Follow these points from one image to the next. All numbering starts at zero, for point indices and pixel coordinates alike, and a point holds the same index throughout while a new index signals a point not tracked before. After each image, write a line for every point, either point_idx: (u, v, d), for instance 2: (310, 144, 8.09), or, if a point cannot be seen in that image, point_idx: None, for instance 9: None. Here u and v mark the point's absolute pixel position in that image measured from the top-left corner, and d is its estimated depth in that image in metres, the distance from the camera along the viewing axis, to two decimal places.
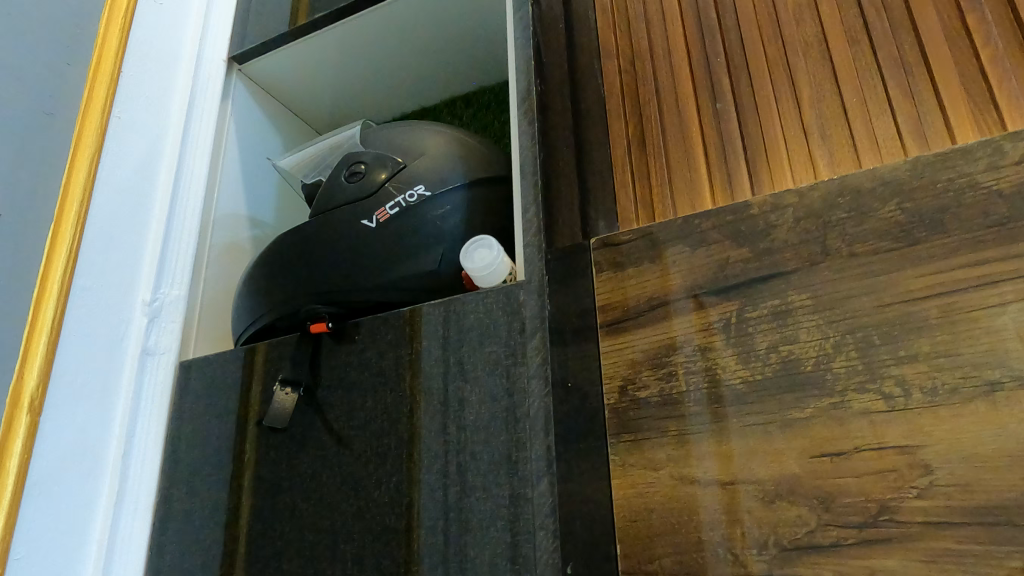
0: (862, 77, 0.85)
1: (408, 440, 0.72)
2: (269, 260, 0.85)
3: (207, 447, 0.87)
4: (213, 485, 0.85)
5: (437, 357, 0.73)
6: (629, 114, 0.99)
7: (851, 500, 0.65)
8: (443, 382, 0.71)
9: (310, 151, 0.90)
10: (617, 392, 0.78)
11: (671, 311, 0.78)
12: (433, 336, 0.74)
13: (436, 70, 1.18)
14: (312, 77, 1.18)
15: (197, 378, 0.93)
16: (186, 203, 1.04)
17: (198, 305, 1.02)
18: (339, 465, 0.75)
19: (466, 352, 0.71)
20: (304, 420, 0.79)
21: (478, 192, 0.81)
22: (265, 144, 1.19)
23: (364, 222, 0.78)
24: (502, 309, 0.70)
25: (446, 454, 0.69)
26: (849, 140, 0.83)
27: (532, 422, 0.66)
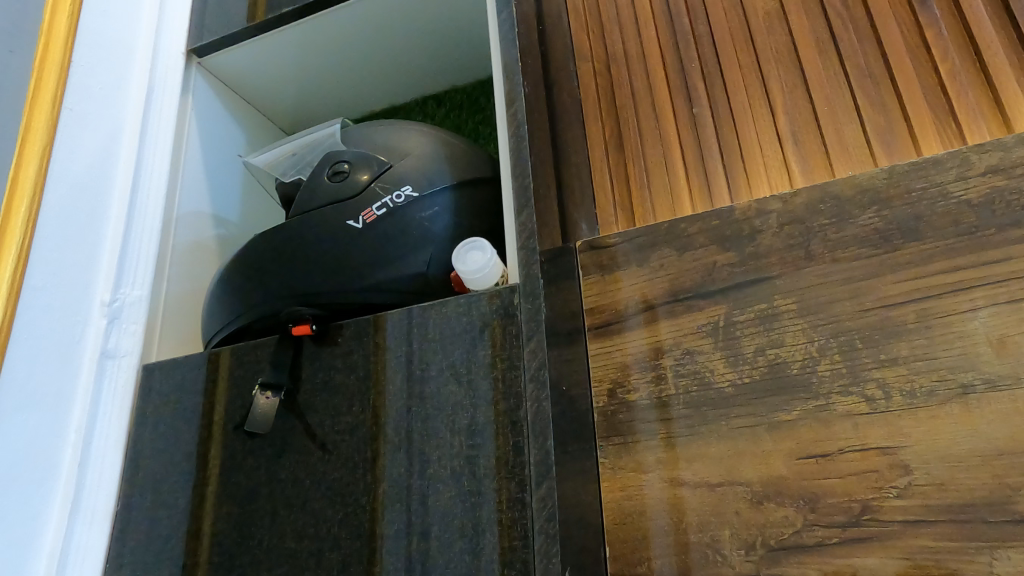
0: (832, 87, 0.87)
1: (395, 445, 0.70)
2: (246, 258, 0.82)
3: (175, 452, 0.83)
4: (182, 493, 0.81)
5: (401, 363, 0.73)
6: (606, 116, 1.00)
7: (835, 501, 0.66)
8: (407, 387, 0.71)
9: (287, 148, 0.87)
10: (606, 394, 0.79)
11: (653, 315, 0.79)
12: (396, 342, 0.74)
13: (405, 68, 1.16)
14: (275, 74, 1.14)
15: (162, 380, 0.88)
16: (147, 200, 0.98)
17: (161, 306, 0.96)
18: (322, 471, 0.73)
19: (432, 357, 0.71)
20: (285, 425, 0.76)
21: (466, 193, 0.80)
22: (230, 140, 1.14)
23: (350, 222, 0.76)
24: (497, 313, 0.70)
25: (410, 459, 0.69)
26: (821, 149, 0.86)
27: (530, 427, 0.65)
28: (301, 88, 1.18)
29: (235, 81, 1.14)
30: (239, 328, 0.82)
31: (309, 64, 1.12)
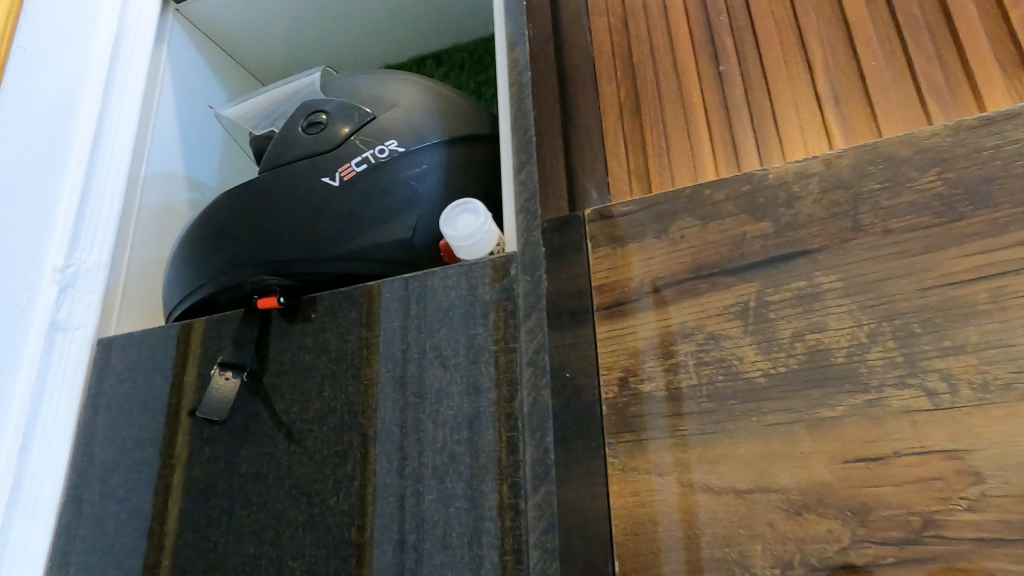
0: (879, 42, 0.76)
1: (369, 438, 0.60)
2: (210, 221, 0.72)
3: (127, 440, 0.73)
4: (134, 487, 0.71)
5: (397, 344, 0.62)
6: (621, 76, 0.89)
7: (889, 515, 0.55)
8: (406, 370, 0.61)
9: (262, 99, 0.76)
10: (616, 384, 0.69)
11: (663, 299, 0.69)
12: (391, 319, 0.63)
13: (399, 24, 1.05)
14: (258, 25, 1.03)
15: (118, 357, 0.78)
16: (111, 156, 0.87)
17: (123, 273, 0.86)
18: (287, 466, 0.63)
19: (429, 338, 0.61)
20: (248, 412, 0.67)
21: (459, 151, 0.70)
22: (209, 91, 1.03)
23: (326, 179, 0.66)
24: (490, 286, 0.60)
25: (405, 454, 0.58)
26: (865, 108, 0.75)
27: (526, 420, 0.54)
28: (283, 44, 1.08)
29: (214, 33, 1.04)
30: (201, 300, 0.72)
31: (291, 17, 1.02)
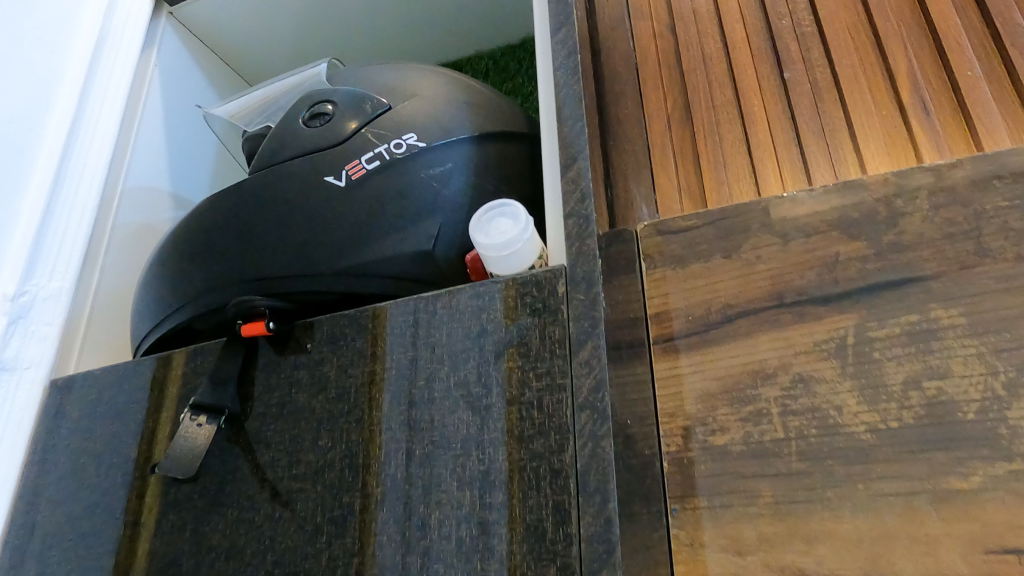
0: (974, 52, 0.62)
1: (370, 500, 0.46)
2: (183, 232, 0.58)
3: (74, 504, 0.56)
4: (76, 567, 0.54)
5: (408, 379, 0.49)
6: (666, 83, 0.73)
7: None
8: (416, 413, 0.47)
9: (280, 85, 0.64)
10: (680, 436, 0.52)
11: (700, 341, 0.54)
12: (402, 347, 0.50)
13: (407, 34, 0.92)
14: (253, 29, 0.90)
15: (69, 398, 0.61)
16: (83, 166, 0.73)
17: (88, 305, 0.70)
18: (269, 536, 0.48)
19: (444, 371, 0.48)
20: (224, 466, 0.52)
21: (490, 149, 0.58)
22: (200, 94, 0.89)
23: (329, 179, 0.55)
24: (515, 314, 0.47)
25: (409, 519, 0.45)
26: (961, 121, 0.59)
27: (579, 480, 0.41)
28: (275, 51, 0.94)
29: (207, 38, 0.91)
30: (173, 330, 0.58)
31: (284, 23, 0.89)
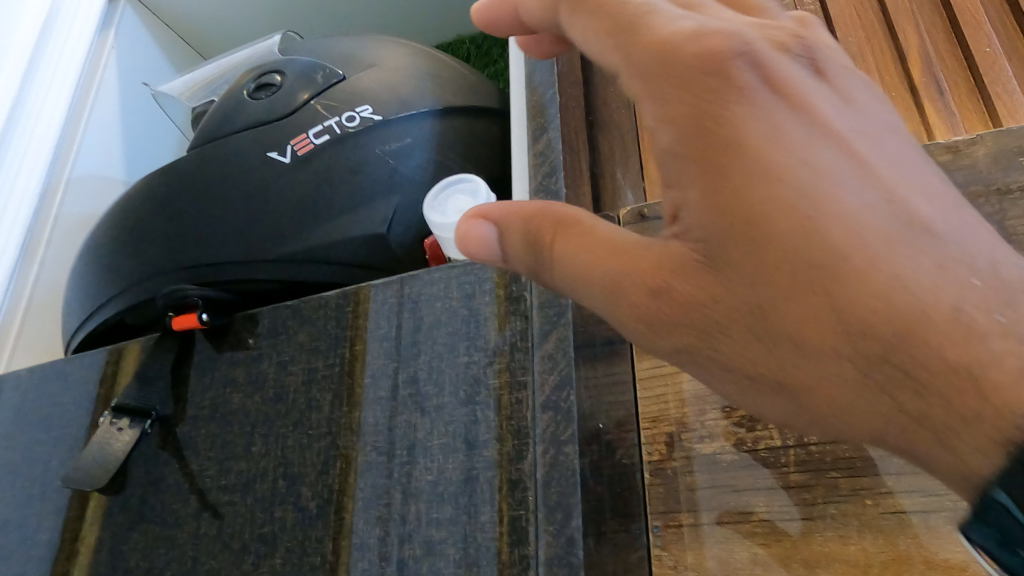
0: (993, 27, 0.53)
1: (345, 514, 0.39)
2: (115, 215, 0.53)
3: None
4: None
5: (384, 375, 0.42)
6: None
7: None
8: (386, 417, 0.41)
9: (235, 61, 0.60)
10: (663, 443, 0.42)
11: None
12: (373, 337, 0.44)
13: (382, 17, 0.86)
14: (218, 9, 0.85)
15: None
16: (24, 154, 0.67)
17: (24, 300, 0.65)
18: (191, 555, 0.42)
19: (422, 365, 0.41)
20: (147, 476, 0.46)
21: (455, 126, 0.53)
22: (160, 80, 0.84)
23: (273, 155, 0.49)
24: (507, 317, 0.40)
25: (390, 541, 0.37)
26: (979, 103, 0.50)
27: (541, 491, 0.35)
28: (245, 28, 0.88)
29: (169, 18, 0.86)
30: (105, 324, 0.52)
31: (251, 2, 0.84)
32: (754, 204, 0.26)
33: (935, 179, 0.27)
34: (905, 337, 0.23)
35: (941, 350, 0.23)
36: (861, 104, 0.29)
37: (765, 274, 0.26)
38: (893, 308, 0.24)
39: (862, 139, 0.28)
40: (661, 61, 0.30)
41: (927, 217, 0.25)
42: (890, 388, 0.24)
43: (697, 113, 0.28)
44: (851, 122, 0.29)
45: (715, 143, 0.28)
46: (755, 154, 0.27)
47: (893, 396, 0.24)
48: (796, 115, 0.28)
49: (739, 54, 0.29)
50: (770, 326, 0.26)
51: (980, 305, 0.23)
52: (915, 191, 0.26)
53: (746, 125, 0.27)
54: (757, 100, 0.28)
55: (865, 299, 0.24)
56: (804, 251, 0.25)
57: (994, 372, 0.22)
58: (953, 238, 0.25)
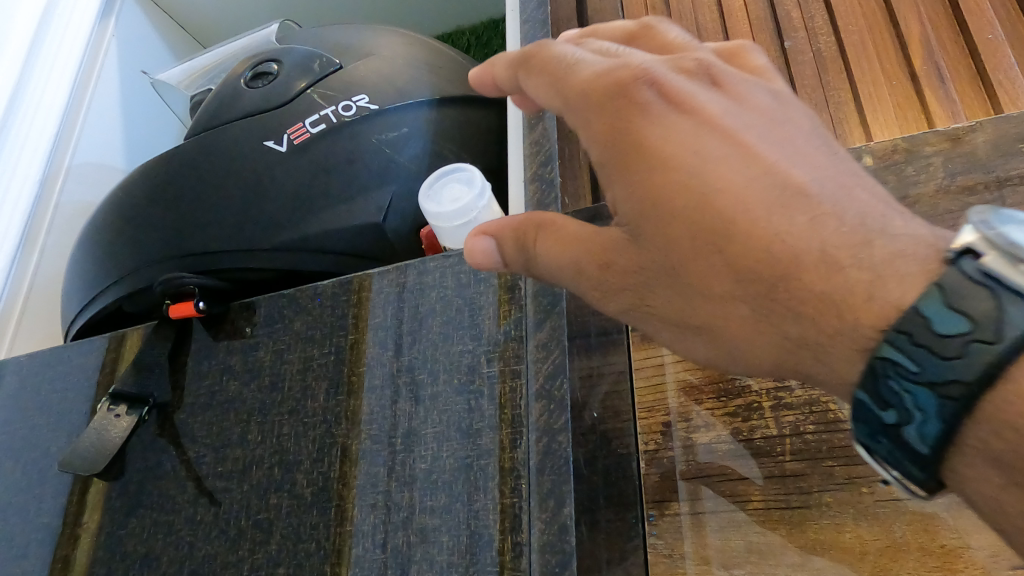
0: (995, 13, 0.53)
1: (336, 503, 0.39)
2: (113, 203, 0.53)
3: None
4: None
5: (377, 364, 0.42)
6: None
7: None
8: (380, 406, 0.41)
9: (233, 49, 0.60)
10: (659, 433, 0.43)
11: None
12: (368, 327, 0.44)
13: (383, 7, 0.86)
14: None
15: None
16: (23, 143, 0.67)
17: (25, 287, 0.65)
18: (188, 539, 0.42)
19: (417, 354, 0.41)
20: (145, 462, 0.46)
21: (452, 115, 0.53)
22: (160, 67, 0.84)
23: (269, 144, 0.49)
24: (508, 310, 0.40)
25: (384, 528, 0.38)
26: (981, 91, 0.50)
27: (534, 480, 0.35)
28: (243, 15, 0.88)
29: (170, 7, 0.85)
30: (103, 312, 0.52)
31: None
32: (659, 188, 0.29)
33: (820, 154, 0.30)
34: (786, 281, 0.26)
35: (812, 287, 0.25)
36: (753, 102, 0.32)
37: (671, 242, 0.29)
38: (773, 258, 0.26)
39: (752, 128, 0.30)
40: (577, 89, 0.33)
41: (806, 181, 0.28)
42: (782, 328, 0.27)
43: (608, 127, 0.31)
44: (746, 115, 0.31)
45: (624, 150, 0.30)
46: (655, 154, 0.30)
47: (783, 328, 0.26)
48: (691, 115, 0.31)
49: (637, 74, 0.32)
50: (682, 287, 0.29)
51: (845, 247, 0.25)
52: (797, 163, 0.29)
53: (649, 130, 0.30)
54: (654, 109, 0.31)
55: (751, 256, 0.27)
56: (697, 221, 0.28)
57: (850, 296, 0.24)
58: (826, 197, 0.27)
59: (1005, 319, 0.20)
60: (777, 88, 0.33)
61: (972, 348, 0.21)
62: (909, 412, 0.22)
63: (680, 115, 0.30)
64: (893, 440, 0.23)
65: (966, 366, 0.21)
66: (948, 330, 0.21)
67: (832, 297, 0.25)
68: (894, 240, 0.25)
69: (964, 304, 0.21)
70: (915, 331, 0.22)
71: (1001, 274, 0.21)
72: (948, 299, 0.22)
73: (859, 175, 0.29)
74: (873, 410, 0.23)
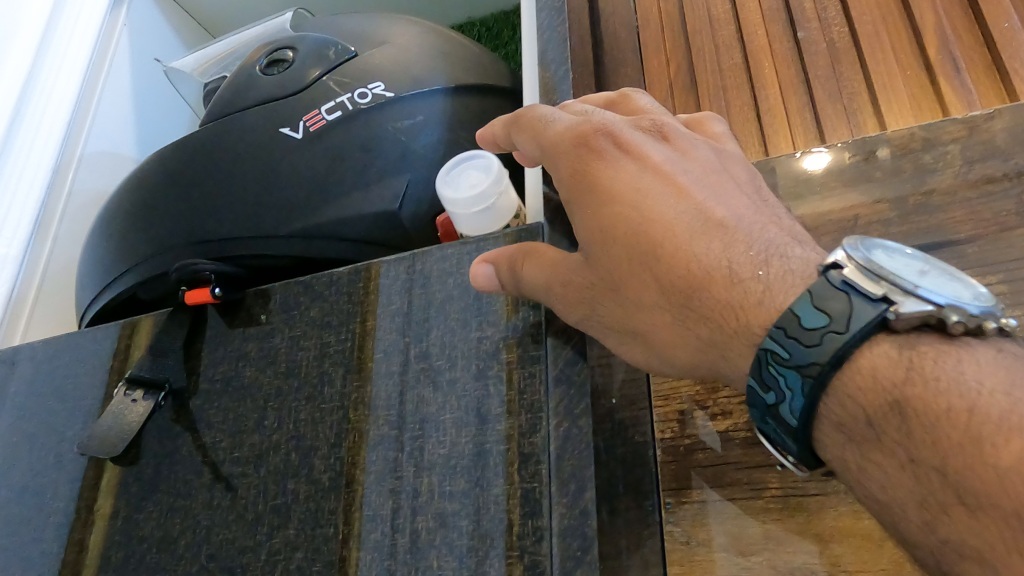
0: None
1: (350, 489, 0.39)
2: (128, 190, 0.53)
3: None
4: None
5: (392, 350, 0.42)
6: (671, 38, 0.61)
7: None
8: (396, 393, 0.41)
9: (247, 36, 0.60)
10: (675, 420, 0.42)
11: None
12: (384, 313, 0.44)
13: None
14: None
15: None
16: (36, 131, 0.67)
17: (38, 275, 0.65)
18: (206, 524, 0.42)
19: (433, 340, 0.41)
20: (162, 447, 0.46)
21: (467, 103, 0.53)
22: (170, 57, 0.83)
23: (285, 130, 0.49)
24: (516, 305, 0.40)
25: (402, 514, 0.38)
26: (996, 81, 0.49)
27: (555, 466, 0.35)
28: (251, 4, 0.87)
29: None
30: (118, 299, 0.52)
31: None
32: (607, 220, 0.34)
33: (747, 201, 0.34)
34: (700, 290, 0.30)
35: (716, 296, 0.30)
36: (701, 157, 0.37)
37: (613, 261, 0.33)
38: (691, 274, 0.31)
39: (694, 177, 0.35)
40: (551, 138, 0.38)
41: (725, 216, 0.32)
42: (692, 328, 0.31)
43: (573, 171, 0.36)
44: (685, 164, 0.36)
45: (583, 189, 0.35)
46: (605, 191, 0.34)
47: (691, 329, 0.31)
48: (642, 163, 0.35)
49: (598, 127, 0.36)
50: (620, 298, 0.33)
51: (747, 265, 0.30)
52: (723, 205, 0.33)
53: (606, 172, 0.35)
54: (609, 154, 0.36)
55: (674, 270, 0.31)
56: (632, 242, 0.33)
57: (743, 302, 0.29)
58: (740, 230, 0.32)
59: (853, 314, 0.26)
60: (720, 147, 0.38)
61: (828, 337, 0.26)
62: (782, 392, 0.26)
63: (629, 160, 0.35)
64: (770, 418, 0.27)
65: (821, 351, 0.25)
66: (810, 325, 0.26)
67: (733, 305, 0.29)
68: (784, 261, 0.30)
69: (825, 305, 0.26)
70: (787, 326, 0.27)
71: (853, 281, 0.26)
72: (813, 301, 0.27)
73: (775, 221, 0.34)
74: (755, 395, 0.28)
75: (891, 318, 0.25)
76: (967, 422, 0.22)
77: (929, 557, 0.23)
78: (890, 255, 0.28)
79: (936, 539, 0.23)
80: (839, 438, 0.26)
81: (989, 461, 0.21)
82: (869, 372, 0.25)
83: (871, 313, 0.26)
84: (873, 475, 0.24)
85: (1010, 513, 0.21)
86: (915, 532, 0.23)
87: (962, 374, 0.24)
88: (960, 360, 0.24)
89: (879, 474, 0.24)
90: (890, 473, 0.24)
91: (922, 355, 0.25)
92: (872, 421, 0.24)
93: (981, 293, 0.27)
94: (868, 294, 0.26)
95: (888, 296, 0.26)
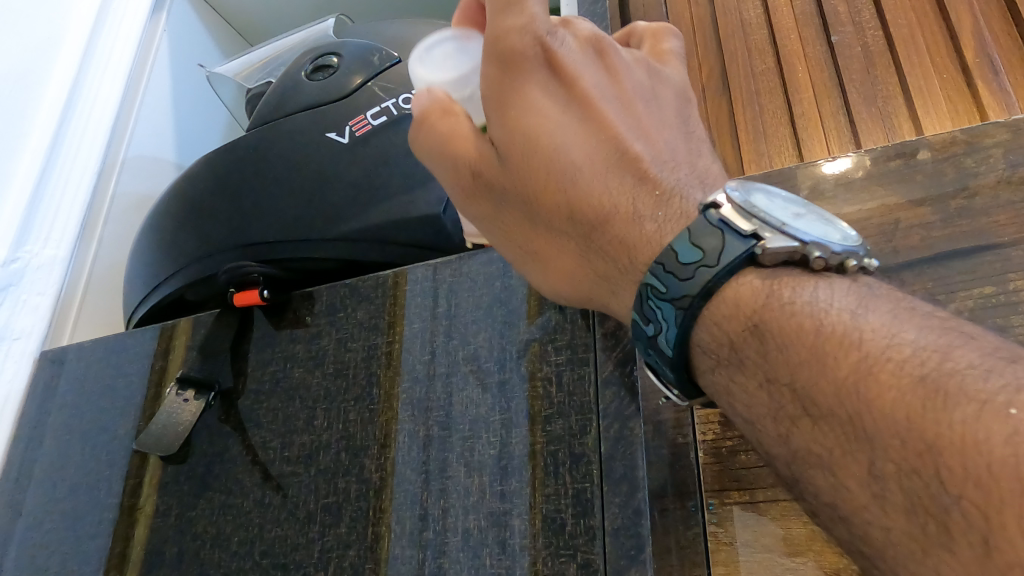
0: None
1: (402, 488, 0.40)
2: (176, 194, 0.54)
3: (46, 486, 0.51)
4: (45, 550, 0.48)
5: (438, 353, 0.43)
6: (703, 38, 0.60)
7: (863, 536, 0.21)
8: (444, 394, 0.42)
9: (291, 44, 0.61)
10: (717, 422, 0.41)
11: None
12: (427, 318, 0.45)
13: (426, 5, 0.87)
14: None
15: (53, 371, 0.56)
16: (82, 133, 0.69)
17: (84, 278, 0.66)
18: (259, 524, 0.43)
19: (479, 343, 0.42)
20: (212, 446, 0.47)
21: None
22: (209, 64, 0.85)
23: (332, 135, 0.50)
24: (546, 324, 0.41)
25: (454, 513, 0.38)
26: None
27: (606, 467, 0.36)
28: (286, 6, 0.88)
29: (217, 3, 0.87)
30: (165, 301, 0.53)
31: None
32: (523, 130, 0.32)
33: (670, 134, 0.33)
34: (602, 227, 0.31)
35: (616, 232, 0.30)
36: (637, 81, 0.34)
37: (524, 176, 0.32)
38: (596, 209, 0.31)
39: (623, 105, 0.33)
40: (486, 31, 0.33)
41: (641, 152, 0.31)
42: (595, 262, 0.32)
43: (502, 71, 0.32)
44: (613, 91, 0.33)
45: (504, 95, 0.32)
46: (528, 104, 0.32)
47: (593, 262, 0.32)
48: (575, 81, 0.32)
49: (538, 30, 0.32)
50: (531, 219, 0.33)
51: (648, 204, 0.30)
52: (643, 138, 0.32)
53: (536, 85, 0.32)
54: (539, 65, 0.32)
55: (580, 198, 0.31)
56: (542, 164, 0.32)
57: (640, 240, 0.29)
58: (652, 165, 0.31)
59: (724, 249, 0.27)
60: (655, 71, 0.35)
61: (700, 271, 0.27)
62: (658, 323, 0.28)
63: (559, 76, 0.32)
64: (649, 349, 0.28)
65: (692, 284, 0.27)
66: (687, 259, 0.27)
67: (627, 242, 0.30)
68: None
69: (701, 242, 0.27)
70: (667, 263, 0.28)
71: (727, 218, 0.27)
72: (690, 237, 0.28)
73: (693, 158, 0.33)
74: (637, 328, 0.29)
75: (760, 253, 0.27)
76: (813, 340, 0.24)
77: (788, 470, 0.24)
78: (768, 198, 0.29)
79: (788, 450, 0.24)
80: (709, 365, 0.27)
81: (830, 371, 0.23)
82: (733, 301, 0.26)
83: (741, 248, 0.27)
84: (737, 398, 0.26)
85: (847, 418, 0.22)
86: (774, 446, 0.25)
87: (816, 300, 0.25)
88: (818, 288, 0.25)
89: (742, 396, 0.26)
90: (751, 394, 0.25)
91: (782, 285, 0.26)
92: (736, 346, 0.26)
93: (848, 232, 0.28)
94: (739, 230, 0.27)
95: (758, 231, 0.27)
